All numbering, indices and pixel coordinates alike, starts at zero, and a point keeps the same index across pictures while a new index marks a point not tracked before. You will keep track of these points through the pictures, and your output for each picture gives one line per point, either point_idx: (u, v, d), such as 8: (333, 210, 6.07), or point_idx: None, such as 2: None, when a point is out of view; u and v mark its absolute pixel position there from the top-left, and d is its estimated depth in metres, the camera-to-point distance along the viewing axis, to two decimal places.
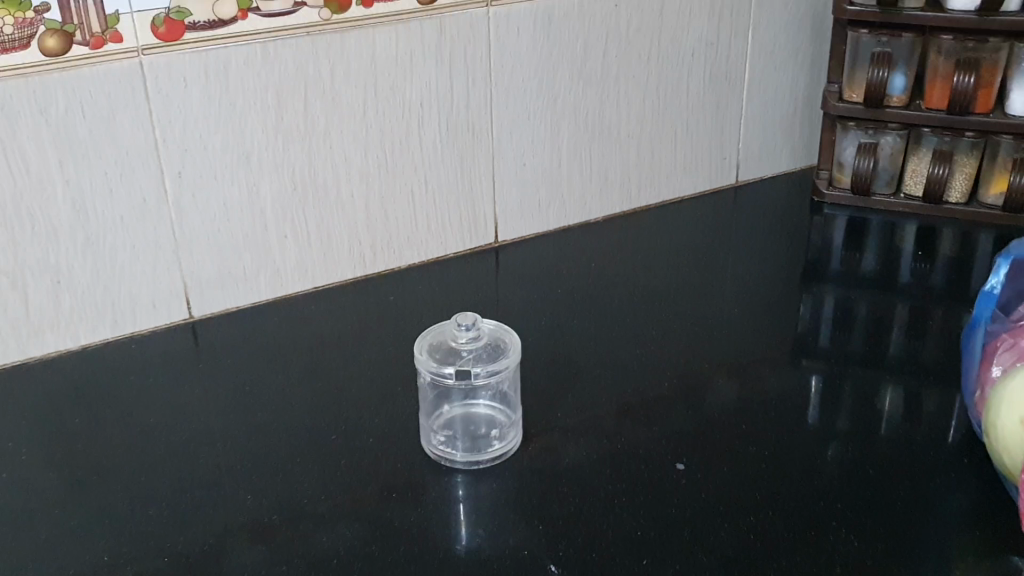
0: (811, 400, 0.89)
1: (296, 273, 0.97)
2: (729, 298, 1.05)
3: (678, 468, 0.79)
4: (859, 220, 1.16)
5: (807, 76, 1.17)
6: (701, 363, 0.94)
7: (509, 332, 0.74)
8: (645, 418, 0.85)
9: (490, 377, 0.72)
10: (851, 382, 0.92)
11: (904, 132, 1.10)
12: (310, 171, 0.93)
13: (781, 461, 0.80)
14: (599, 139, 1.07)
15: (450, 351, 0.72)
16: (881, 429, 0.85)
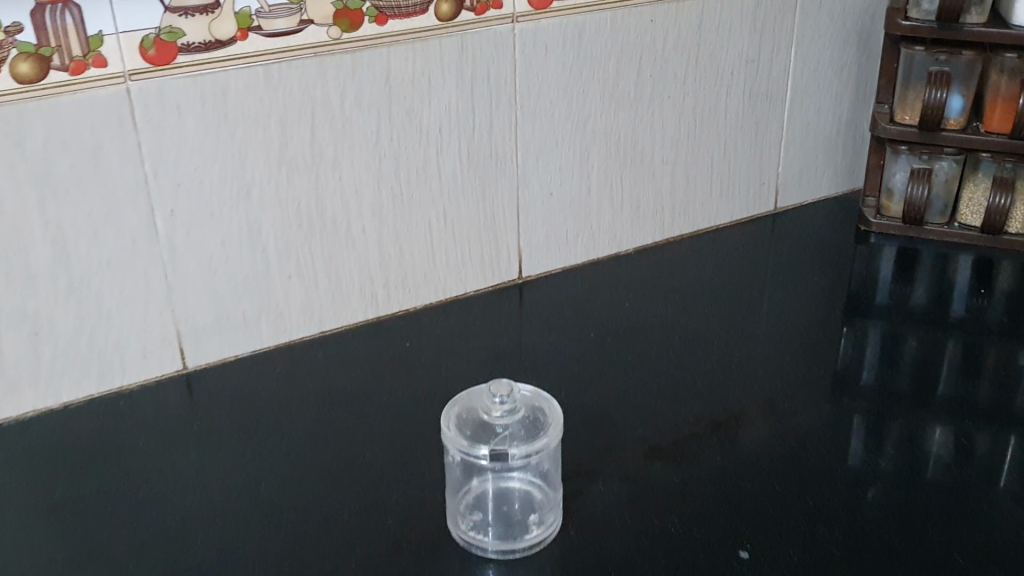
0: (876, 463, 0.80)
1: (301, 316, 0.88)
2: (774, 339, 0.96)
3: (741, 557, 0.69)
4: (910, 251, 1.07)
5: (851, 94, 1.08)
6: (750, 413, 0.86)
7: (551, 401, 0.65)
8: (692, 485, 0.77)
9: (529, 458, 0.63)
10: (917, 440, 0.83)
11: (960, 157, 1.01)
12: (318, 205, 0.84)
13: (851, 541, 0.71)
14: (631, 165, 0.99)
15: (483, 427, 0.63)
16: (958, 501, 0.76)
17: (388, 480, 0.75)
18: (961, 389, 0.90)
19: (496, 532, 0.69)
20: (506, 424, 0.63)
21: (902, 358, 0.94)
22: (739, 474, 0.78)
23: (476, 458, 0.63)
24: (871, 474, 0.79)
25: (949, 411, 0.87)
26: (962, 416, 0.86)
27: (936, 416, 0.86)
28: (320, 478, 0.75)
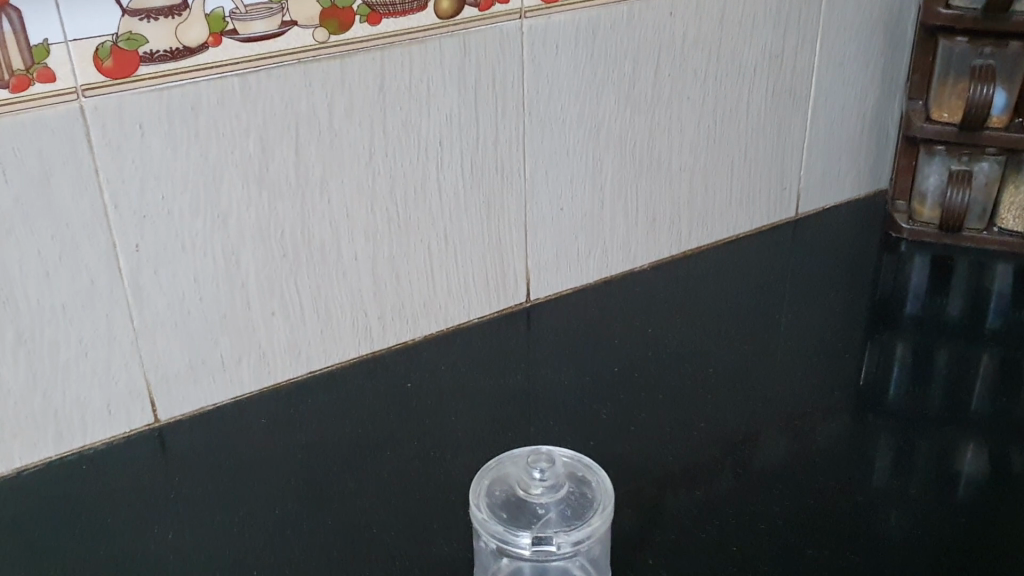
0: (941, 506, 0.72)
1: (286, 357, 0.78)
2: (806, 364, 0.88)
3: None
4: (945, 260, 1.01)
5: (876, 90, 1.00)
6: (796, 453, 0.77)
7: (599, 477, 0.56)
8: (747, 546, 0.68)
9: (576, 546, 0.53)
10: (981, 478, 0.75)
11: (1001, 157, 0.95)
12: (305, 233, 0.74)
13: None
14: (647, 174, 0.89)
15: (520, 508, 0.54)
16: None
17: (398, 544, 0.65)
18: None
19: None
20: (548, 503, 0.54)
21: (948, 381, 0.87)
22: (800, 525, 0.70)
23: (513, 548, 0.53)
24: (943, 521, 0.71)
25: (1013, 444, 0.79)
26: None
27: (999, 450, 0.78)
28: (325, 544, 0.65)
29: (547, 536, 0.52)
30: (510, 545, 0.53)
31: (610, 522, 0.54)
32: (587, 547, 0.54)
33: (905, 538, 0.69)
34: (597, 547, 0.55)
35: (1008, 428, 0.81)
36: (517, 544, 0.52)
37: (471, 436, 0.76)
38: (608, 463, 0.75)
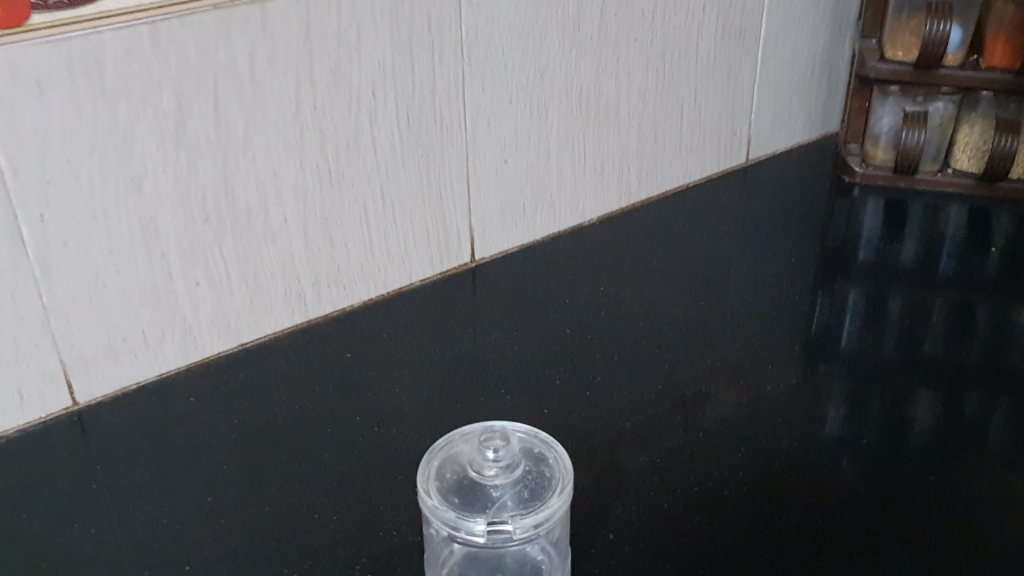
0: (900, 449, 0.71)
1: (215, 331, 0.72)
2: (760, 317, 0.86)
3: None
4: (899, 203, 1.00)
5: (825, 30, 0.97)
6: (756, 410, 0.74)
7: (556, 453, 0.52)
8: (713, 506, 0.65)
9: (535, 530, 0.49)
10: (939, 423, 0.74)
11: (956, 97, 0.95)
12: (228, 195, 0.68)
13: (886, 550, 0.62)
14: (594, 122, 0.85)
15: (473, 492, 0.50)
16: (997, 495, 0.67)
17: (346, 528, 0.60)
18: (983, 363, 0.81)
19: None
20: (503, 486, 0.50)
21: (904, 325, 0.85)
22: (764, 489, 0.66)
23: (466, 535, 0.49)
24: (902, 468, 0.69)
25: (974, 390, 0.77)
26: (989, 392, 0.77)
27: (961, 396, 0.77)
28: (270, 530, 0.61)
29: (502, 521, 0.49)
30: (463, 533, 0.49)
31: (570, 503, 0.50)
32: (545, 530, 0.50)
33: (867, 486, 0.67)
34: (555, 529, 0.51)
35: (966, 372, 0.80)
36: (471, 531, 0.49)
37: (417, 407, 0.71)
38: (563, 429, 0.71)
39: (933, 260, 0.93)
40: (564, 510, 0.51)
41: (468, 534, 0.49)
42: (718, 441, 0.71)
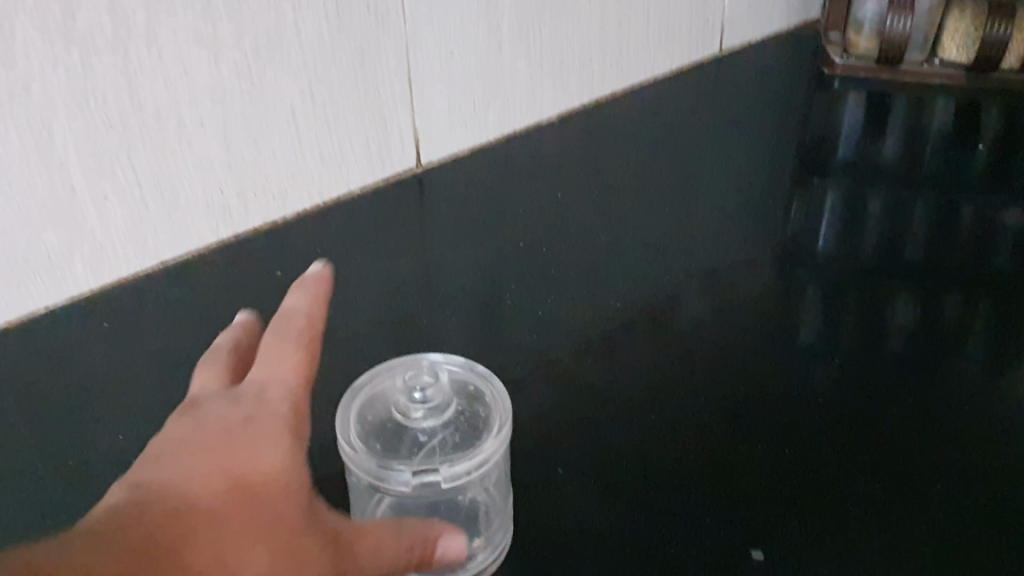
0: (870, 344, 0.67)
1: (129, 247, 0.66)
2: (726, 223, 0.81)
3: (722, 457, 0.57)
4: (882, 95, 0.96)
5: None
6: (722, 316, 0.69)
7: (494, 390, 0.47)
8: (668, 398, 0.61)
9: (467, 478, 0.44)
10: (914, 323, 0.70)
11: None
12: (133, 96, 0.60)
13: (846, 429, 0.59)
14: (550, 11, 0.79)
15: (397, 437, 0.44)
16: (971, 388, 0.63)
17: None
18: (965, 265, 0.76)
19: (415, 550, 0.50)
20: (431, 429, 0.45)
21: (883, 226, 0.81)
22: (722, 391, 0.62)
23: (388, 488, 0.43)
24: (871, 365, 0.65)
25: (954, 295, 0.73)
26: (970, 294, 0.73)
27: (940, 299, 0.72)
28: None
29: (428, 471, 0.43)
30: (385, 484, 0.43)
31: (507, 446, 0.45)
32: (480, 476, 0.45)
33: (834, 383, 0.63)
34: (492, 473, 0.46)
35: (946, 273, 0.75)
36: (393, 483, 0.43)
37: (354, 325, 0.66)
38: (512, 346, 0.66)
39: (915, 155, 0.89)
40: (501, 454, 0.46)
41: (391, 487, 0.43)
42: (678, 351, 0.66)
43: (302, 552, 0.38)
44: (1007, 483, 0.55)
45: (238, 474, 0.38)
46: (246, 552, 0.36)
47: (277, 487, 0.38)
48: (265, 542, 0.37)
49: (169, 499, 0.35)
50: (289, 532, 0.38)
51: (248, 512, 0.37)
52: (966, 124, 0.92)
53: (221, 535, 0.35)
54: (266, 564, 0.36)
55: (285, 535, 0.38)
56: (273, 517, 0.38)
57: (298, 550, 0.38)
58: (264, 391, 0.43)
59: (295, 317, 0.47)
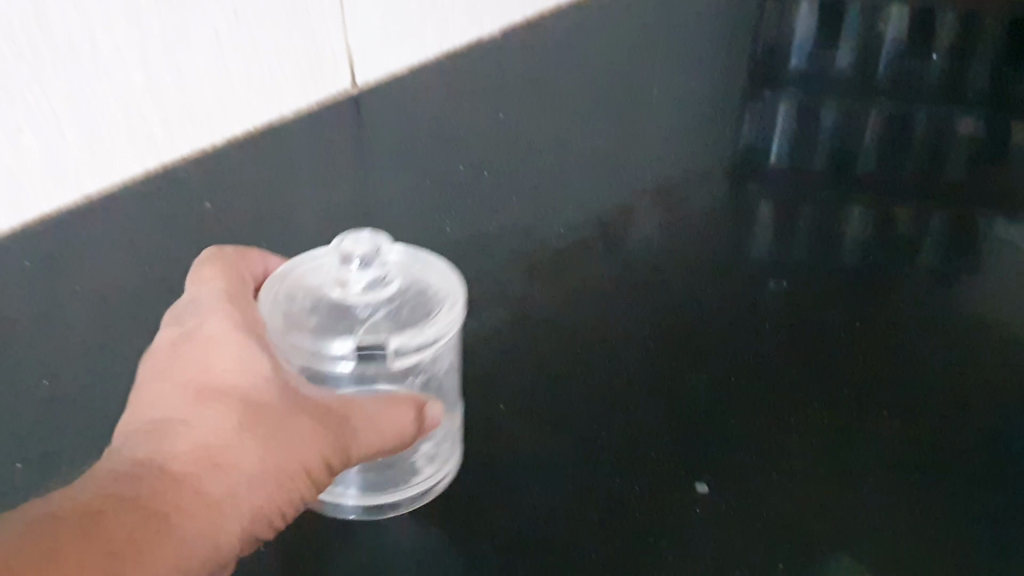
0: (819, 248, 0.67)
1: (48, 180, 0.62)
2: (673, 137, 0.79)
3: (672, 366, 0.57)
4: None
5: None
6: (673, 233, 0.68)
7: (441, 270, 0.49)
8: (621, 312, 0.61)
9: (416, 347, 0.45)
10: (860, 226, 0.70)
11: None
12: (40, 21, 0.56)
13: (793, 335, 0.59)
14: None
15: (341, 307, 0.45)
16: (914, 289, 0.64)
17: None
18: (917, 176, 0.76)
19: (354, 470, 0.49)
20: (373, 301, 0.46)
21: (835, 134, 0.81)
22: (671, 303, 0.62)
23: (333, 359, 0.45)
24: (819, 276, 0.65)
25: (907, 206, 0.72)
26: (921, 203, 0.72)
27: (894, 212, 0.71)
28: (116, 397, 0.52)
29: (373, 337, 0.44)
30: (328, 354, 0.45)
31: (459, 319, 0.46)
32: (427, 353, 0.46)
33: (784, 295, 0.63)
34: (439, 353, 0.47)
35: (897, 178, 0.75)
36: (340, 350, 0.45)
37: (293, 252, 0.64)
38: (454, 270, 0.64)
39: (870, 65, 0.89)
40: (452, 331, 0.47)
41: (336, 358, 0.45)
42: (625, 269, 0.65)
43: (300, 438, 0.40)
44: (950, 395, 0.55)
45: (199, 375, 0.41)
46: (233, 451, 0.38)
47: (256, 398, 0.40)
48: (265, 444, 0.39)
49: (153, 424, 0.39)
50: (286, 427, 0.39)
51: (228, 410, 0.39)
52: (919, 36, 0.93)
53: (209, 439, 0.38)
54: (258, 452, 0.38)
55: (282, 435, 0.39)
56: (255, 402, 0.40)
57: (298, 440, 0.40)
58: (208, 364, 0.41)
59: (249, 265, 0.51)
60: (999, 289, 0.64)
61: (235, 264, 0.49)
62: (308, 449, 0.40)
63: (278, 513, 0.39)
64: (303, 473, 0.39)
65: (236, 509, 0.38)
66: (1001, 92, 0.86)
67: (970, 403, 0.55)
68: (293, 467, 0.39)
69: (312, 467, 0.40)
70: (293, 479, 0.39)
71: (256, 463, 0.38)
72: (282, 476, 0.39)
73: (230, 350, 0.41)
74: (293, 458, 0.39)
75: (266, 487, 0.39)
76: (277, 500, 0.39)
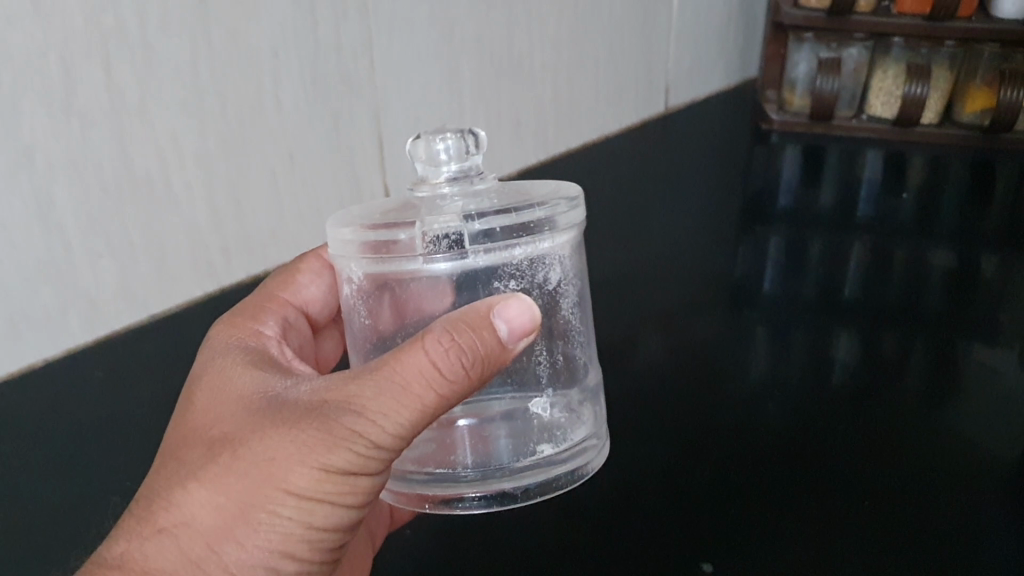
0: (809, 366, 0.75)
1: (121, 303, 0.70)
2: (673, 272, 0.88)
3: (683, 479, 0.64)
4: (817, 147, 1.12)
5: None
6: (672, 359, 0.77)
7: (536, 187, 0.54)
8: (637, 439, 0.68)
9: (510, 239, 0.49)
10: (844, 342, 0.78)
11: (869, 43, 1.10)
12: (126, 163, 0.66)
13: (791, 450, 0.66)
14: (509, 76, 0.92)
15: (431, 203, 0.51)
16: (894, 399, 0.71)
17: None
18: (898, 300, 0.84)
19: (474, 447, 0.51)
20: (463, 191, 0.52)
21: (819, 263, 0.90)
22: (680, 422, 0.69)
23: (416, 261, 0.49)
24: (811, 397, 0.72)
25: (892, 330, 0.80)
26: (904, 327, 0.80)
27: (880, 337, 0.79)
28: None
29: (466, 234, 0.48)
30: (409, 254, 0.48)
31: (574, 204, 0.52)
32: (523, 248, 0.50)
33: (778, 408, 0.71)
34: (540, 253, 0.51)
35: (877, 298, 0.84)
36: (434, 248, 0.48)
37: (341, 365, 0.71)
38: None
39: (851, 203, 1.00)
40: (566, 224, 0.51)
41: (420, 259, 0.48)
42: (634, 390, 0.73)
43: (273, 467, 0.43)
44: (924, 489, 0.63)
45: (181, 433, 0.47)
46: (187, 504, 0.43)
47: (214, 442, 0.45)
48: (218, 491, 0.43)
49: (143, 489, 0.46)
50: (242, 471, 0.43)
51: (186, 466, 0.44)
52: (894, 173, 1.05)
53: (171, 499, 0.44)
54: (207, 491, 0.43)
55: (240, 476, 0.43)
56: (214, 439, 0.45)
57: (264, 474, 0.43)
58: (194, 413, 0.48)
59: (265, 313, 0.59)
60: (974, 402, 0.71)
61: (251, 312, 0.58)
62: (288, 472, 0.43)
63: (264, 542, 0.44)
64: (286, 493, 0.43)
65: (203, 568, 0.43)
66: (972, 225, 0.95)
67: (941, 500, 0.61)
68: (258, 500, 0.43)
69: (291, 485, 0.43)
70: (258, 511, 0.43)
71: (208, 515, 0.43)
72: (245, 506, 0.43)
73: (204, 393, 0.48)
74: (256, 494, 0.43)
75: (224, 522, 0.43)
76: (248, 536, 0.43)
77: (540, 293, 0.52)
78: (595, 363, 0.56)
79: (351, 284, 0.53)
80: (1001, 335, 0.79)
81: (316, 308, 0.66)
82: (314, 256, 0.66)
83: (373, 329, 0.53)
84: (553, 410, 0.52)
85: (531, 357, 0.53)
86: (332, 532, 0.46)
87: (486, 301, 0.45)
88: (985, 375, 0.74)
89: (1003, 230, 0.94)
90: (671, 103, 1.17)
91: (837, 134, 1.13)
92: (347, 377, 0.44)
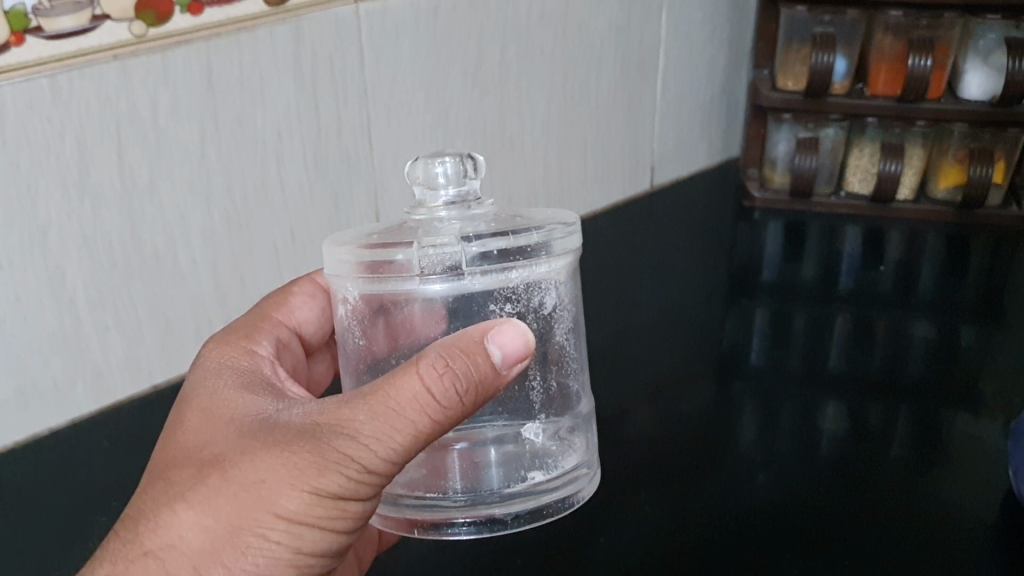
0: (795, 434, 0.78)
1: (124, 371, 0.73)
2: (663, 343, 0.92)
3: (665, 541, 0.66)
4: (799, 223, 1.16)
5: (698, 53, 1.13)
6: (664, 429, 0.79)
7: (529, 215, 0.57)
8: (625, 505, 0.70)
9: (505, 261, 0.51)
10: (830, 411, 0.81)
11: (844, 123, 1.13)
12: (134, 240, 0.69)
13: (777, 516, 0.69)
14: (501, 155, 0.96)
15: (428, 227, 0.54)
16: (873, 467, 0.74)
17: None
18: (881, 369, 0.87)
19: (464, 473, 0.53)
20: (458, 217, 0.55)
21: (802, 332, 0.93)
22: (665, 489, 0.72)
23: (412, 281, 0.51)
24: (799, 467, 0.74)
25: (877, 399, 0.82)
26: (888, 399, 0.82)
27: (866, 406, 0.82)
28: None
29: (463, 258, 0.51)
30: (405, 274, 0.51)
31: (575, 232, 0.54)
32: (519, 271, 0.52)
33: (765, 475, 0.73)
34: (535, 278, 0.53)
35: (860, 368, 0.87)
36: (426, 268, 0.51)
37: None
38: None
39: (832, 276, 1.03)
40: (563, 250, 0.53)
41: (417, 279, 0.51)
42: (625, 455, 0.76)
43: (263, 490, 0.45)
44: (893, 553, 0.65)
45: (166, 456, 0.49)
46: (174, 531, 0.45)
47: (204, 463, 0.47)
48: (207, 513, 0.45)
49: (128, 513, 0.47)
50: (233, 493, 0.45)
51: (171, 492, 0.47)
52: (873, 246, 1.09)
53: (158, 528, 0.46)
54: (194, 513, 0.45)
55: (230, 498, 0.45)
56: (206, 459, 0.47)
57: (253, 497, 0.45)
58: (180, 437, 0.49)
59: (268, 336, 0.62)
60: (956, 470, 0.73)
61: (247, 333, 0.61)
62: (278, 495, 0.45)
63: (251, 566, 0.46)
64: (274, 517, 0.46)
65: None
66: (951, 297, 0.99)
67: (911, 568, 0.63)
68: (248, 523, 0.45)
69: (280, 508, 0.45)
70: (247, 534, 0.46)
71: (194, 537, 0.45)
72: (234, 529, 0.45)
73: (194, 414, 0.50)
74: (245, 517, 0.45)
75: (210, 544, 0.45)
76: (236, 559, 0.46)
77: (535, 317, 0.54)
78: (586, 391, 0.58)
79: (346, 304, 0.55)
80: (981, 403, 0.82)
81: (310, 329, 0.68)
82: (309, 279, 0.69)
83: (367, 350, 0.55)
84: (544, 437, 0.54)
85: (525, 384, 0.55)
86: (320, 557, 0.49)
87: (480, 326, 0.47)
88: (964, 443, 0.77)
89: (980, 300, 0.98)
90: (662, 179, 1.21)
91: (817, 210, 1.17)
92: (341, 401, 0.47)
